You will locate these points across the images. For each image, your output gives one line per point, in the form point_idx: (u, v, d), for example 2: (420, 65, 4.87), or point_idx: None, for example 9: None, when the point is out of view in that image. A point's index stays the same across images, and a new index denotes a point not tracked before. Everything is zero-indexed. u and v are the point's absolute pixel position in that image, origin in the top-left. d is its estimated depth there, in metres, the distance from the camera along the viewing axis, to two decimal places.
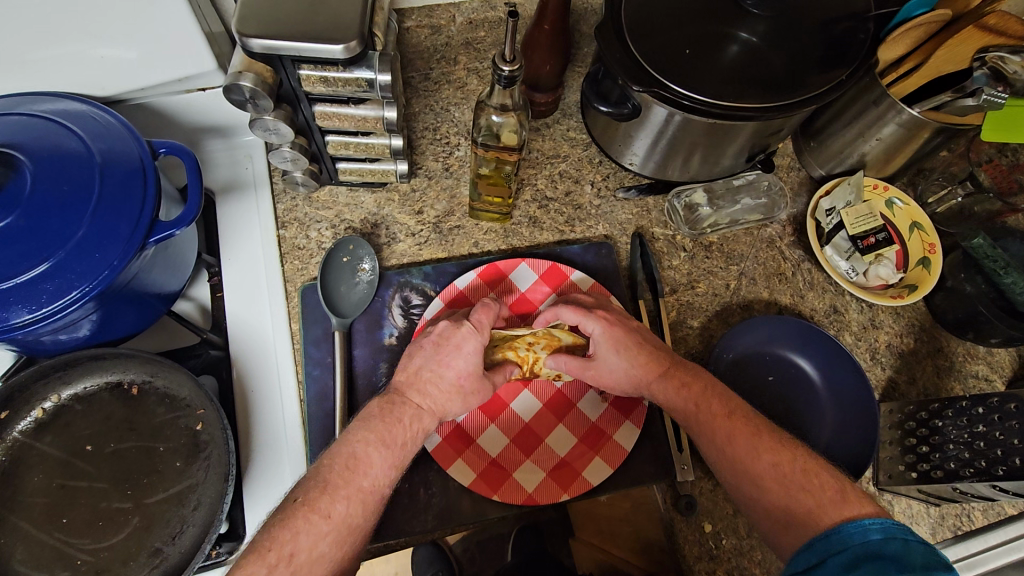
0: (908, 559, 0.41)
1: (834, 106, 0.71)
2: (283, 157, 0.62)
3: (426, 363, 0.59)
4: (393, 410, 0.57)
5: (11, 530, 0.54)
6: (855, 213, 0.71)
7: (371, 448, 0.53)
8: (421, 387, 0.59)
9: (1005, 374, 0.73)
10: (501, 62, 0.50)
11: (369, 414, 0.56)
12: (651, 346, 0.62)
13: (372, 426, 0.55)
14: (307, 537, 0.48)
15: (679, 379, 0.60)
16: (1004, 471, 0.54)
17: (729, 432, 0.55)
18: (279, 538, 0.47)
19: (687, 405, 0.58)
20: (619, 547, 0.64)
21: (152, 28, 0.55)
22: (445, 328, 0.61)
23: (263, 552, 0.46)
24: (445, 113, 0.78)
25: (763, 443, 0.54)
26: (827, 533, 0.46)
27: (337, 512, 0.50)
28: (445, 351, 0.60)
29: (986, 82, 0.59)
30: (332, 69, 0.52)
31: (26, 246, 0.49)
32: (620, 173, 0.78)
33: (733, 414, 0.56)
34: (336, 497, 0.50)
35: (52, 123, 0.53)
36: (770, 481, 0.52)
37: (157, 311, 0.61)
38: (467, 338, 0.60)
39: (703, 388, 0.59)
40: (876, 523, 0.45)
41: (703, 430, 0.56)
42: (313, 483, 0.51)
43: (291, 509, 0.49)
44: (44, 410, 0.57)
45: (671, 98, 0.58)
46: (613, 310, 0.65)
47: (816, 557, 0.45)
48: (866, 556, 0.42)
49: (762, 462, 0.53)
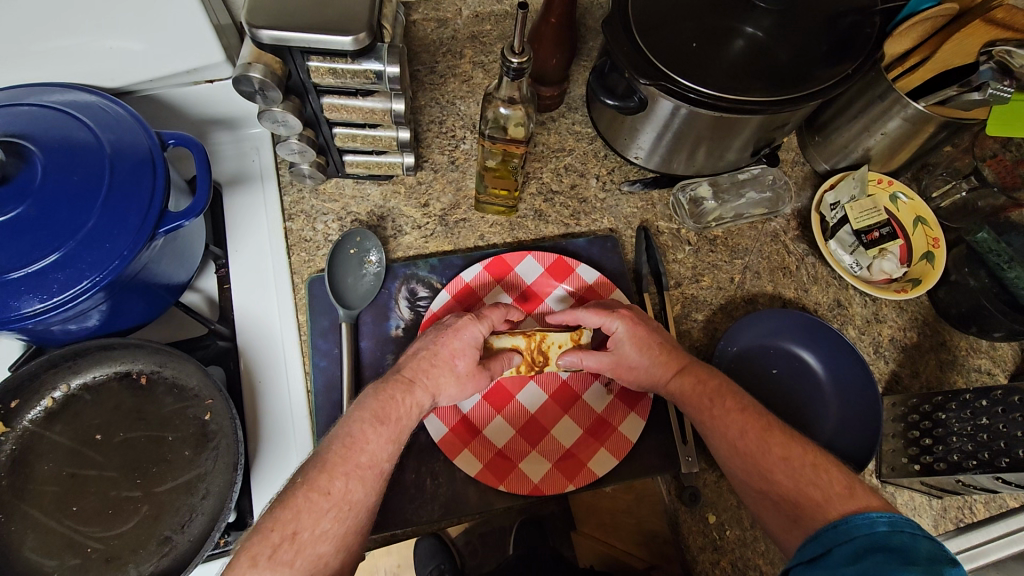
0: (915, 553, 0.41)
1: (839, 100, 0.72)
2: (291, 148, 0.62)
3: (426, 346, 0.60)
4: (387, 387, 0.57)
5: (21, 518, 0.54)
6: (860, 208, 0.72)
7: (367, 427, 0.54)
8: (417, 365, 0.59)
9: (1008, 368, 0.73)
10: (509, 55, 0.51)
11: (367, 393, 0.57)
12: (670, 345, 0.63)
13: (366, 405, 0.55)
14: (308, 515, 0.49)
15: (696, 375, 0.60)
16: (1006, 463, 0.55)
17: (741, 427, 0.56)
18: (280, 518, 0.48)
19: (701, 401, 0.58)
20: (619, 539, 0.66)
21: (161, 21, 0.55)
22: (448, 319, 0.62)
23: (265, 535, 0.48)
24: (451, 106, 0.78)
25: (773, 438, 0.54)
26: (834, 524, 0.46)
27: (336, 488, 0.50)
28: (445, 335, 0.61)
29: (993, 76, 0.58)
30: (341, 61, 0.53)
31: (35, 236, 0.49)
32: (625, 167, 0.78)
33: (746, 410, 0.57)
34: (335, 474, 0.51)
35: (61, 113, 0.54)
36: (780, 475, 0.52)
37: (165, 302, 0.61)
38: (468, 326, 0.61)
39: (718, 386, 0.59)
40: (883, 516, 0.45)
41: (717, 425, 0.57)
42: (313, 463, 0.52)
43: (291, 490, 0.50)
44: (53, 400, 0.58)
45: (677, 92, 0.58)
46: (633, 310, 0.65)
47: (823, 547, 0.45)
48: (872, 546, 0.43)
49: (772, 457, 0.53)
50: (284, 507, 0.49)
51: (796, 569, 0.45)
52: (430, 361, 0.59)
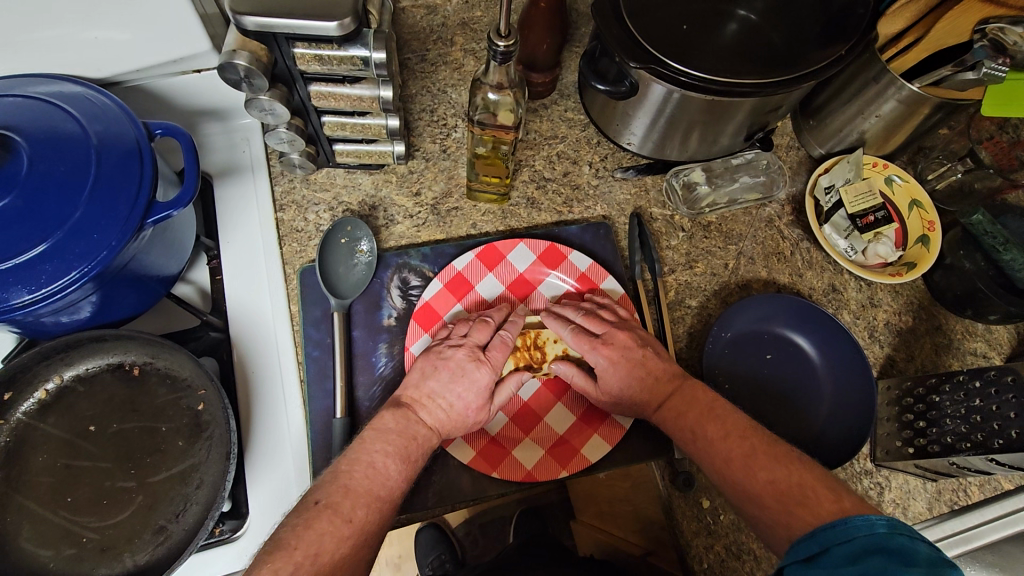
0: (915, 555, 0.40)
1: (833, 83, 0.71)
2: (280, 138, 0.62)
3: (440, 390, 0.61)
4: (407, 426, 0.59)
5: (16, 509, 0.54)
6: (854, 191, 0.71)
7: (391, 460, 0.56)
8: (432, 410, 0.60)
9: (1004, 351, 0.73)
10: (495, 37, 0.50)
11: (386, 427, 0.58)
12: (655, 376, 0.62)
13: (391, 439, 0.57)
14: (331, 539, 0.49)
15: (677, 407, 0.60)
16: (1000, 444, 0.55)
17: (727, 454, 0.55)
18: (303, 538, 0.48)
19: (685, 432, 0.58)
20: (620, 528, 0.66)
21: (144, 12, 0.54)
22: (461, 359, 0.62)
23: (289, 551, 0.47)
24: (442, 94, 0.77)
25: (758, 461, 0.53)
26: (833, 523, 0.45)
27: (359, 516, 0.51)
28: (459, 383, 0.61)
29: (987, 55, 0.59)
30: (327, 47, 0.52)
31: (23, 227, 0.49)
32: (618, 154, 0.78)
33: (730, 436, 0.55)
34: (357, 502, 0.52)
35: (47, 104, 0.53)
36: (766, 497, 0.51)
37: (157, 293, 0.61)
38: (480, 368, 0.62)
39: (700, 413, 0.58)
40: (882, 519, 0.43)
41: (705, 454, 0.56)
42: (335, 485, 0.53)
43: (314, 511, 0.50)
44: (47, 392, 0.58)
45: (668, 75, 0.57)
46: (619, 338, 0.64)
47: (819, 546, 0.44)
48: (871, 548, 0.41)
49: (758, 480, 0.52)
50: (308, 527, 0.49)
51: (791, 570, 0.44)
52: (448, 408, 0.60)
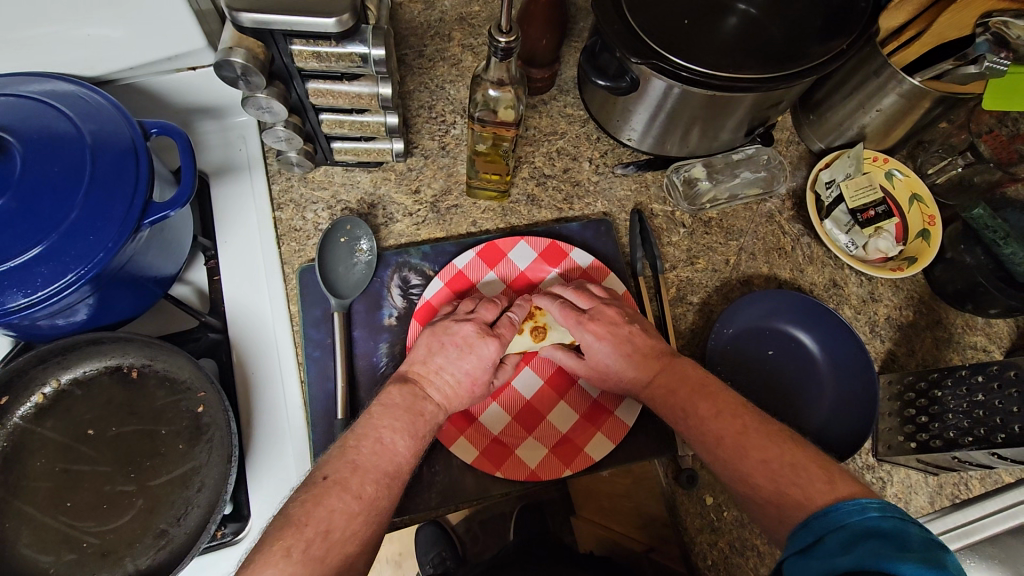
0: (908, 538, 0.39)
1: (834, 78, 0.71)
2: (278, 136, 0.61)
3: (446, 365, 0.60)
4: (414, 403, 0.58)
5: (14, 514, 0.54)
6: (854, 186, 0.70)
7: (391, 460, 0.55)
8: (438, 385, 0.60)
9: (1004, 344, 0.73)
10: (496, 34, 0.49)
11: (394, 403, 0.57)
12: (646, 351, 0.62)
13: (398, 415, 0.56)
14: (341, 515, 0.49)
15: (667, 386, 0.59)
16: (1002, 438, 0.55)
17: (719, 433, 0.54)
18: (314, 514, 0.48)
19: (676, 411, 0.57)
20: (619, 523, 0.66)
21: (138, 9, 0.53)
22: (469, 334, 0.61)
23: (301, 527, 0.47)
24: (441, 90, 0.77)
25: (751, 441, 0.52)
26: (825, 511, 0.44)
27: (368, 492, 0.51)
28: (466, 358, 0.61)
29: (989, 49, 0.58)
30: (324, 43, 0.51)
31: (18, 229, 0.48)
32: (619, 149, 0.77)
33: (721, 414, 0.55)
34: (365, 478, 0.51)
35: (40, 104, 0.52)
36: (760, 478, 0.50)
37: (154, 295, 0.60)
38: (487, 343, 0.62)
39: (691, 390, 0.57)
40: (874, 502, 0.43)
41: (695, 433, 0.55)
42: (343, 461, 0.52)
43: (323, 486, 0.50)
44: (44, 395, 0.57)
45: (669, 70, 0.57)
46: (607, 314, 0.64)
47: (814, 536, 0.43)
48: (865, 533, 0.40)
49: (750, 461, 0.51)
50: (317, 503, 0.49)
51: (789, 563, 0.42)
52: (454, 382, 0.60)
